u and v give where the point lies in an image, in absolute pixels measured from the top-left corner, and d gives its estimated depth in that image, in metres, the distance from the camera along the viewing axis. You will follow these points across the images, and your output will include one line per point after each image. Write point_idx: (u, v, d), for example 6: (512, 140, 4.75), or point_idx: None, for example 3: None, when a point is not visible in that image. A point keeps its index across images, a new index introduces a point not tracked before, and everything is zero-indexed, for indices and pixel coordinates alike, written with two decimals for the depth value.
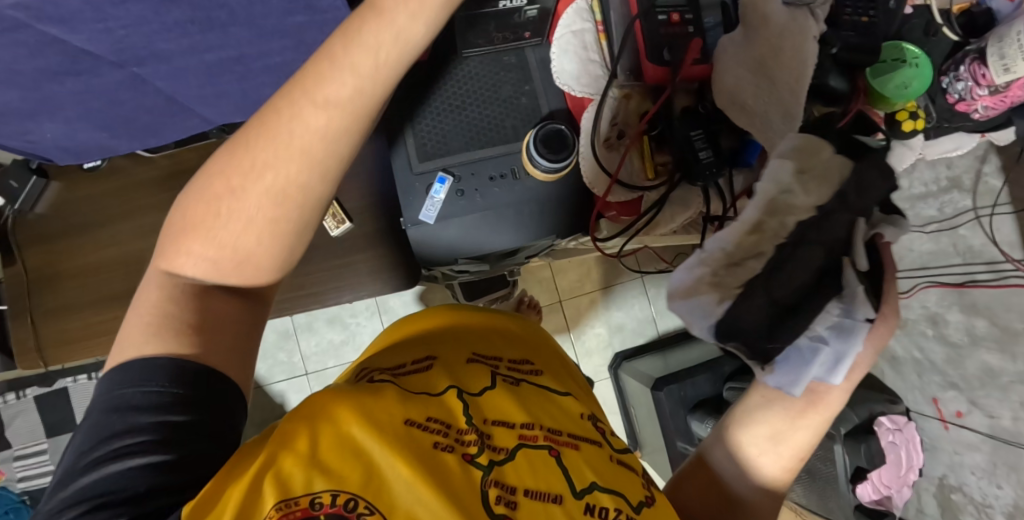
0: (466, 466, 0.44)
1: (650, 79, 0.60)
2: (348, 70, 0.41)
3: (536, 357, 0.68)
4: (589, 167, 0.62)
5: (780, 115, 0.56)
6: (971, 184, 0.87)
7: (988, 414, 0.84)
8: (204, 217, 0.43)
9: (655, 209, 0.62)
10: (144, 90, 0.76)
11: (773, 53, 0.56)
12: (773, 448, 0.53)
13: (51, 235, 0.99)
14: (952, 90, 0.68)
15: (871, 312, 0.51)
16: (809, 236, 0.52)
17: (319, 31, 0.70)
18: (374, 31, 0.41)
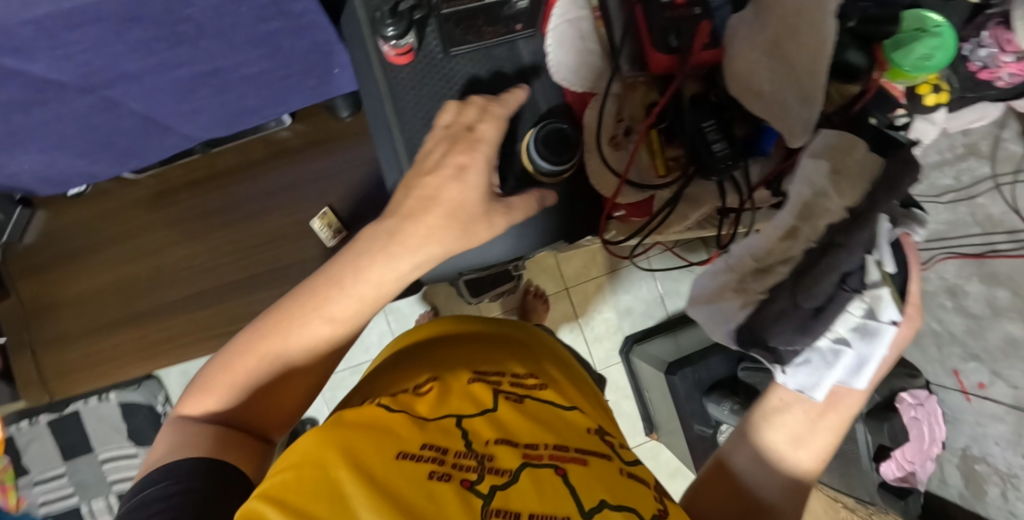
0: (465, 493, 0.41)
1: (657, 69, 0.55)
2: (352, 297, 0.49)
3: (541, 369, 0.65)
4: (595, 167, 0.57)
5: (800, 102, 0.50)
6: (989, 150, 0.81)
7: (1012, 385, 0.82)
8: (242, 375, 0.48)
9: (668, 208, 0.58)
10: (117, 112, 0.73)
11: (789, 33, 0.49)
12: (795, 448, 0.51)
13: (42, 265, 0.97)
14: (974, 58, 0.64)
15: (897, 314, 0.51)
16: (835, 242, 0.52)
17: (295, 37, 0.65)
18: (373, 265, 0.49)
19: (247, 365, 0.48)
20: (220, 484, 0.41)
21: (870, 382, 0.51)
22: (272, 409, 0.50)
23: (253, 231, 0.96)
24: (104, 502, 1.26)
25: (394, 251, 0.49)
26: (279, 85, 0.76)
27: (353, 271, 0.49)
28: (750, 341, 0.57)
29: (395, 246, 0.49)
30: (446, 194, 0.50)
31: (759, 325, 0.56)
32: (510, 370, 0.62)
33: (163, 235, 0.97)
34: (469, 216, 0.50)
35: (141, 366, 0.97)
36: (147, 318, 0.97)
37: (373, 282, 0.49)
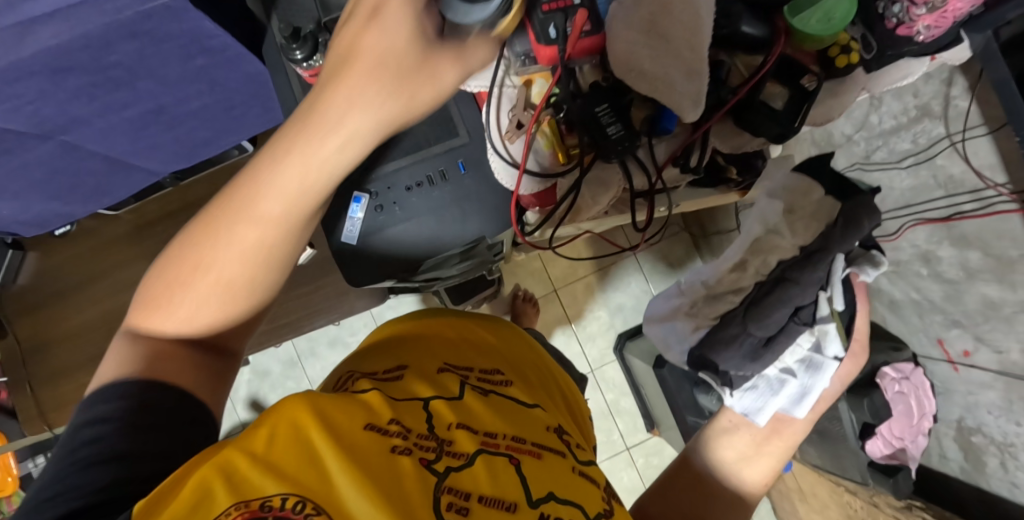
0: (421, 469, 0.41)
1: (545, 62, 0.50)
2: (291, 174, 0.38)
3: (508, 366, 0.64)
4: (494, 162, 0.55)
5: (689, 76, 0.48)
6: (942, 109, 0.76)
7: (996, 350, 0.78)
8: (189, 273, 0.42)
9: (572, 194, 0.55)
10: (79, 155, 0.76)
11: (663, 9, 0.47)
12: (744, 465, 0.55)
13: (36, 302, 1.02)
14: (888, 15, 0.60)
15: (840, 351, 0.58)
16: (786, 276, 0.58)
17: (227, 69, 0.68)
18: (314, 134, 0.37)
19: (198, 259, 0.42)
20: (151, 410, 0.39)
21: (808, 411, 0.60)
22: (223, 322, 0.45)
23: None
24: None
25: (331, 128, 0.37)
26: (228, 114, 0.79)
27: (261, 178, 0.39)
28: (699, 363, 0.64)
29: (318, 120, 0.37)
30: (364, 45, 0.37)
31: (709, 347, 0.63)
32: (477, 366, 0.61)
33: (143, 266, 1.01)
34: (406, 65, 0.37)
35: None
36: None
37: (298, 165, 0.38)
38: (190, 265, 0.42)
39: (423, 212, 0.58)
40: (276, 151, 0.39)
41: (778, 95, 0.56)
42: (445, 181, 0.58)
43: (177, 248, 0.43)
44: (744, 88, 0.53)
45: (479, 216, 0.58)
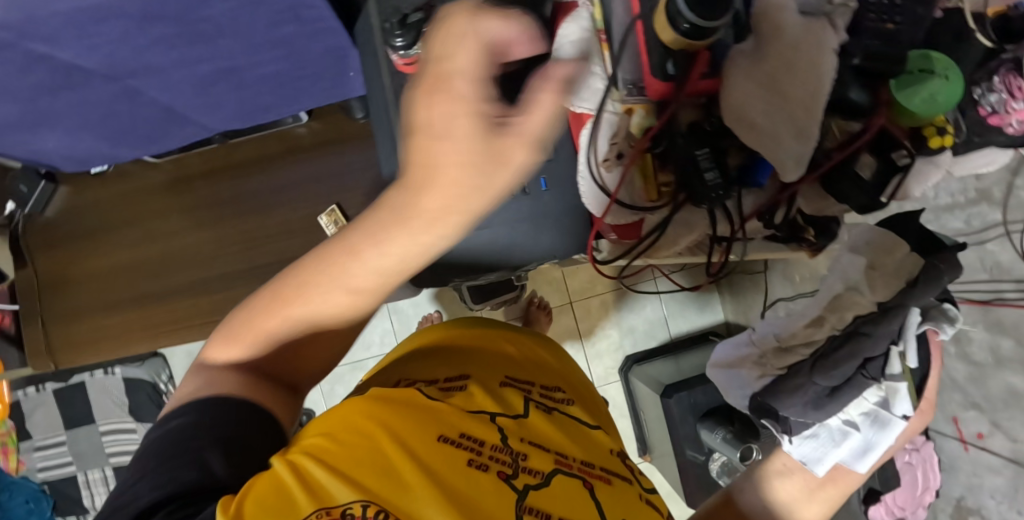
0: (500, 485, 0.41)
1: (653, 95, 0.52)
2: (373, 268, 0.33)
3: (566, 384, 0.65)
4: (585, 186, 0.56)
5: (792, 138, 0.50)
6: (1002, 197, 0.77)
7: (1011, 438, 0.80)
8: (264, 326, 0.42)
9: (657, 232, 0.57)
10: (140, 101, 0.74)
11: (786, 67, 0.48)
12: (799, 504, 0.50)
13: (61, 238, 1.01)
14: (983, 102, 0.62)
15: (908, 410, 0.57)
16: (860, 331, 0.59)
17: (310, 40, 0.66)
18: (379, 246, 0.31)
19: (283, 318, 0.41)
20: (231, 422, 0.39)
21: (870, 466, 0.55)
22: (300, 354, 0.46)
23: (262, 222, 0.98)
24: (100, 473, 1.40)
25: (422, 220, 0.28)
26: (295, 84, 0.77)
27: (361, 215, 0.34)
28: (761, 409, 0.66)
29: (408, 220, 0.28)
30: (431, 155, 0.25)
31: (773, 394, 0.65)
32: (538, 381, 0.62)
33: (176, 220, 0.99)
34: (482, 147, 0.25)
35: (145, 344, 0.99)
36: (154, 299, 0.99)
37: (393, 258, 0.31)
38: (278, 312, 0.41)
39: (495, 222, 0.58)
40: (363, 233, 0.32)
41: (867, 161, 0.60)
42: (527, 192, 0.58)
43: (256, 299, 0.42)
44: (836, 155, 0.57)
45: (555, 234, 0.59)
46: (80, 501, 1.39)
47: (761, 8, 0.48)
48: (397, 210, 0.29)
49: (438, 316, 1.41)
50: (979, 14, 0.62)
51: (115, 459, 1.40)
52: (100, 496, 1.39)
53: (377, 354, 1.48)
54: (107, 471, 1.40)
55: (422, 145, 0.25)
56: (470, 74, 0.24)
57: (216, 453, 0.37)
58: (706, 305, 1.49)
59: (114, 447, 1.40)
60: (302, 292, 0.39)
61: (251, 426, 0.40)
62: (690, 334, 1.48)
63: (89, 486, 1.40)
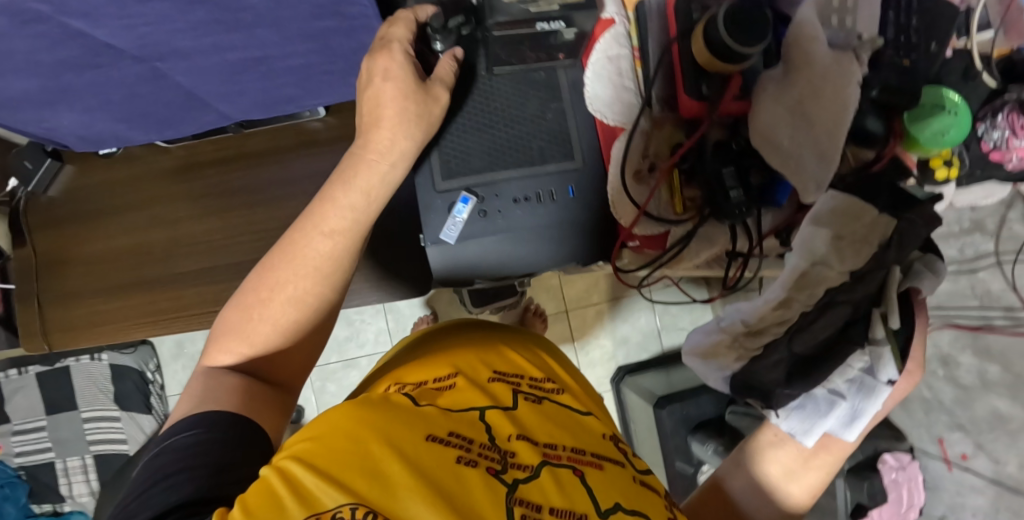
0: (490, 480, 0.43)
1: (687, 113, 0.57)
2: (347, 207, 0.53)
3: (558, 377, 0.64)
4: (615, 196, 0.58)
5: (816, 160, 0.54)
6: (994, 228, 0.83)
7: (994, 459, 0.83)
8: (253, 320, 0.52)
9: (682, 244, 0.60)
10: (164, 84, 0.73)
11: (814, 95, 0.53)
12: (786, 481, 0.51)
13: (63, 219, 1.00)
14: (986, 138, 0.65)
15: (894, 374, 0.52)
16: (837, 300, 0.54)
17: (345, 37, 0.67)
18: (358, 179, 0.54)
19: (269, 296, 0.52)
20: (221, 442, 0.45)
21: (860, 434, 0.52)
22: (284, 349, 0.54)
23: (271, 215, 0.97)
24: (80, 461, 1.37)
25: (381, 159, 0.54)
26: (320, 78, 0.78)
27: (344, 185, 0.53)
28: (744, 390, 0.58)
29: (371, 154, 0.54)
30: (386, 110, 0.54)
31: (755, 372, 0.58)
32: (527, 372, 0.62)
33: (184, 207, 0.98)
34: (417, 92, 0.55)
35: (143, 332, 0.97)
36: (156, 286, 0.98)
37: (362, 189, 0.54)
38: (265, 292, 0.52)
39: (517, 229, 0.59)
40: (343, 180, 0.54)
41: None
42: (553, 201, 0.59)
43: (241, 298, 0.53)
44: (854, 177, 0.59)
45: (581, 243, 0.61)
46: (56, 488, 1.36)
47: (796, 39, 0.53)
48: (366, 157, 0.54)
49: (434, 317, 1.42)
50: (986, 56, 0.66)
51: (97, 447, 1.37)
52: (79, 484, 1.36)
53: (370, 353, 1.47)
54: (88, 459, 1.37)
55: (379, 96, 0.54)
56: (393, 65, 0.54)
57: (202, 471, 0.42)
58: (699, 320, 1.52)
59: (96, 434, 1.37)
60: (288, 260, 0.52)
61: (229, 441, 0.45)
62: (681, 347, 1.51)
63: (68, 473, 1.37)
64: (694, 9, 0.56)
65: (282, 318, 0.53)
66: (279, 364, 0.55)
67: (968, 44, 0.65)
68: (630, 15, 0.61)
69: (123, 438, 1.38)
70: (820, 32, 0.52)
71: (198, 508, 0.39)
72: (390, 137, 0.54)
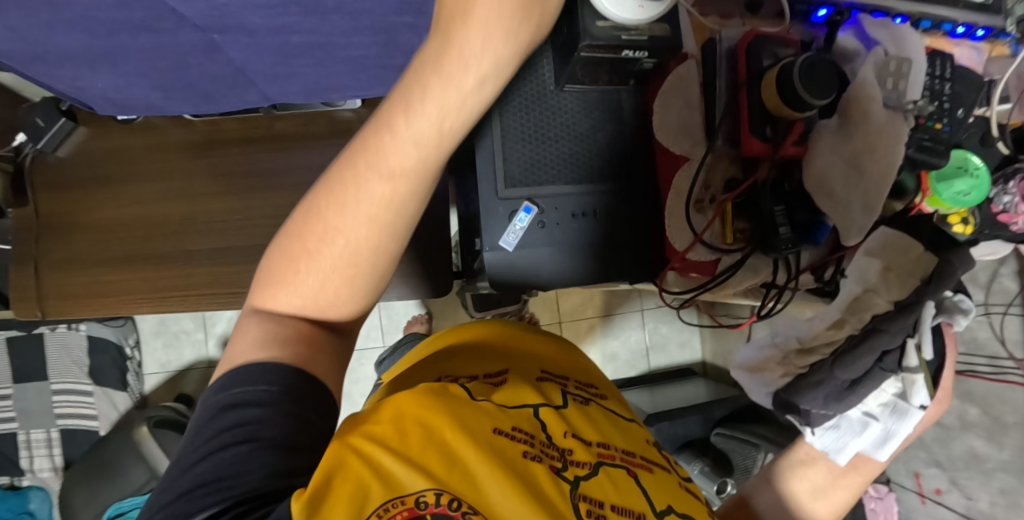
0: (555, 477, 0.45)
1: (750, 152, 0.65)
2: (411, 136, 0.41)
3: (596, 377, 0.66)
4: (676, 222, 0.68)
5: (862, 206, 0.65)
6: (986, 281, 0.88)
7: (966, 496, 0.90)
8: (300, 259, 0.45)
9: (730, 271, 0.69)
10: (215, 57, 0.73)
11: (868, 150, 0.64)
12: (814, 498, 0.61)
13: (71, 181, 0.96)
14: (997, 201, 0.73)
15: (924, 400, 0.61)
16: (877, 328, 0.63)
17: (412, 33, 0.70)
18: (424, 100, 0.40)
19: (318, 234, 0.44)
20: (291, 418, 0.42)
21: (891, 454, 0.62)
22: (340, 296, 0.47)
23: (295, 200, 0.96)
24: (45, 434, 1.30)
25: (455, 78, 0.40)
26: (373, 71, 0.79)
27: (406, 107, 0.41)
28: (784, 405, 0.69)
29: (441, 71, 0.40)
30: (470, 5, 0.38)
31: (795, 391, 0.68)
32: (572, 375, 0.63)
33: (203, 183, 0.96)
34: None
35: (147, 307, 0.94)
36: (165, 261, 0.95)
37: (432, 118, 0.41)
38: (315, 232, 0.45)
39: (575, 242, 0.68)
40: (411, 96, 0.41)
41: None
42: (605, 218, 0.68)
43: (293, 229, 0.46)
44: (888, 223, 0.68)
45: (632, 260, 0.70)
46: (16, 462, 1.29)
47: (853, 97, 0.63)
48: (436, 71, 0.40)
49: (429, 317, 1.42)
50: (1002, 125, 0.75)
51: (65, 421, 1.31)
52: (42, 458, 1.30)
53: (359, 347, 1.45)
54: (53, 432, 1.31)
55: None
56: None
57: (273, 451, 0.40)
58: (686, 342, 1.57)
59: (65, 408, 1.31)
60: (341, 194, 0.43)
61: (296, 419, 0.42)
62: (667, 367, 1.55)
63: (30, 446, 1.30)
64: (764, 58, 0.64)
65: (328, 260, 0.45)
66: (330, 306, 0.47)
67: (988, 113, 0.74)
68: (701, 58, 0.69)
69: (93, 414, 1.33)
70: (876, 94, 0.62)
71: (266, 500, 0.38)
72: (462, 47, 0.39)
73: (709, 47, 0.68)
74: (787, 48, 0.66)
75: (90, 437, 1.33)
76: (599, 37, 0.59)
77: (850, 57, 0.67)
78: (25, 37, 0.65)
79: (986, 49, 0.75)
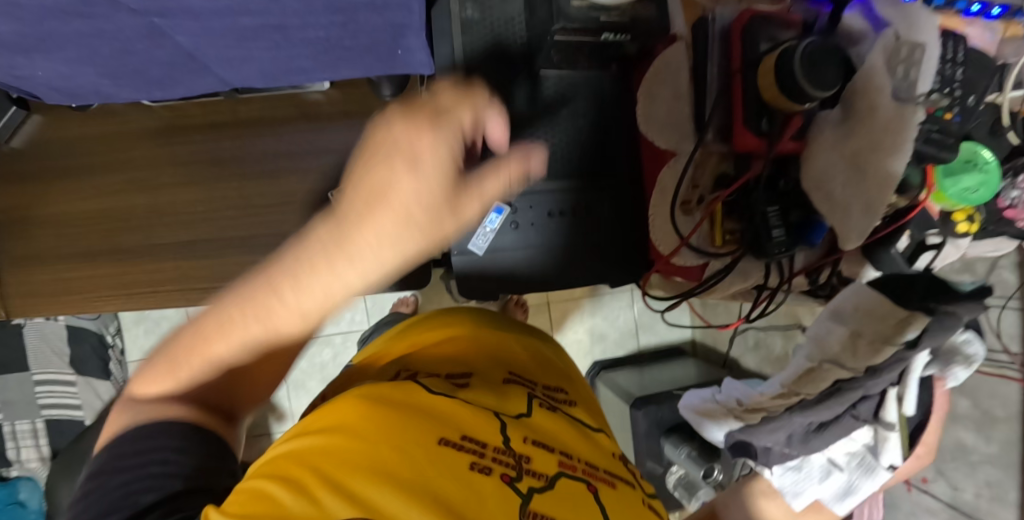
0: (505, 489, 0.41)
1: (744, 147, 0.61)
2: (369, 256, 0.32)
3: (562, 382, 0.63)
4: (660, 225, 0.65)
5: (862, 209, 0.60)
6: (984, 272, 0.84)
7: (952, 486, 0.89)
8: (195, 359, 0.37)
9: (719, 276, 0.67)
10: (160, 42, 0.65)
11: (872, 148, 0.58)
12: None
13: (28, 173, 0.91)
14: (1005, 196, 0.72)
15: (895, 461, 0.69)
16: (841, 390, 0.69)
17: (374, 12, 0.60)
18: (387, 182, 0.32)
19: (224, 343, 0.36)
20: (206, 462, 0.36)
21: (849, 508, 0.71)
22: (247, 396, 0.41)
23: (266, 190, 0.88)
24: (30, 425, 1.29)
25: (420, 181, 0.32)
26: (338, 53, 0.69)
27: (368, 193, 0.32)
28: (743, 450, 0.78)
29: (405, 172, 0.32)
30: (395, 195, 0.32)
31: (748, 433, 0.76)
32: (540, 379, 0.60)
33: (167, 173, 0.90)
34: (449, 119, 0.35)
35: (112, 306, 0.89)
36: (128, 257, 0.90)
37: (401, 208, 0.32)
38: (223, 332, 0.35)
39: (542, 246, 0.65)
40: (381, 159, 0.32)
41: (904, 239, 0.70)
42: (585, 216, 0.65)
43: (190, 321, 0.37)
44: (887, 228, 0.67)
45: (616, 260, 0.67)
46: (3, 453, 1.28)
47: (858, 88, 0.57)
48: (408, 163, 0.32)
49: (415, 300, 1.39)
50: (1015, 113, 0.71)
51: (48, 412, 1.30)
52: (28, 449, 1.29)
53: (344, 331, 1.43)
54: (38, 423, 1.30)
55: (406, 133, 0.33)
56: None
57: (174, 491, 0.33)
58: (677, 321, 1.55)
59: (48, 398, 1.30)
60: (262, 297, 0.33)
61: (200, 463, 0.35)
62: (657, 346, 1.53)
63: (16, 437, 1.29)
64: (762, 41, 0.59)
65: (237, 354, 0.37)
66: (232, 399, 0.41)
67: (1000, 100, 0.70)
68: (690, 37, 0.63)
69: (77, 404, 1.31)
70: (885, 85, 0.56)
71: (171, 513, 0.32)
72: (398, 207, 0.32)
73: (700, 26, 0.62)
74: (787, 29, 0.60)
75: (75, 427, 1.31)
76: (578, 19, 0.55)
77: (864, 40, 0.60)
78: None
79: (999, 29, 0.69)
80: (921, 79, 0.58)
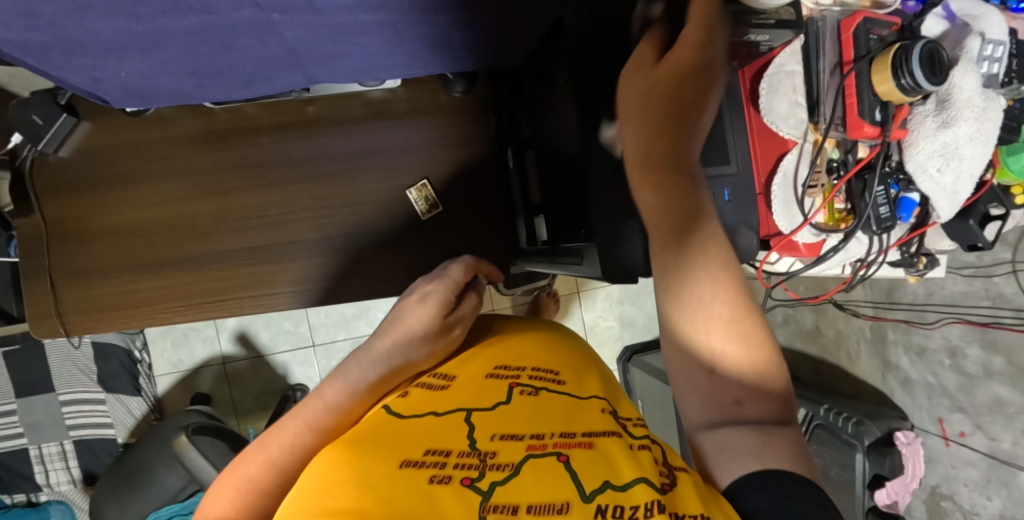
0: (464, 491, 0.39)
1: (865, 136, 0.77)
2: (379, 364, 0.53)
3: (558, 358, 0.55)
4: (785, 212, 0.80)
5: (937, 167, 0.80)
6: (1014, 240, 0.99)
7: (990, 437, 1.00)
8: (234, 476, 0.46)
9: (833, 252, 0.85)
10: (267, 39, 0.61)
11: (968, 138, 0.78)
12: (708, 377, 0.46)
13: (77, 183, 0.86)
14: None
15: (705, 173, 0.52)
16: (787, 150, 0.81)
17: (498, 9, 0.60)
18: (386, 337, 0.55)
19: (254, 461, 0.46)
20: None
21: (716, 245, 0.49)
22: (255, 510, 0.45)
23: (341, 190, 0.88)
24: (58, 447, 1.25)
25: (408, 321, 0.56)
26: (444, 46, 0.67)
27: (370, 347, 0.55)
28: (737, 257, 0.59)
29: (396, 329, 0.56)
30: (410, 315, 0.57)
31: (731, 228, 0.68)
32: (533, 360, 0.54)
33: (231, 176, 0.87)
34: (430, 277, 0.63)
35: (184, 315, 0.88)
36: (196, 264, 0.88)
37: (393, 355, 0.53)
38: (265, 439, 0.48)
39: None
40: (385, 328, 0.57)
41: (979, 211, 0.87)
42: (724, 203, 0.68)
43: (240, 459, 0.47)
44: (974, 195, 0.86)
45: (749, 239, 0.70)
46: (31, 477, 1.24)
47: (954, 86, 0.77)
48: (397, 321, 0.56)
49: None
50: None
51: (78, 433, 1.26)
52: (58, 472, 1.25)
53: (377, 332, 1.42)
54: (67, 444, 1.25)
55: (406, 299, 0.60)
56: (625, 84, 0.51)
57: None
58: None
59: (75, 418, 1.25)
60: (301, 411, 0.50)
61: None
62: None
63: (44, 461, 1.24)
64: (871, 39, 0.76)
65: (265, 466, 0.46)
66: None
67: None
68: (807, 41, 0.79)
69: (108, 422, 1.27)
70: (976, 84, 0.77)
71: None
72: (390, 336, 0.55)
73: (813, 28, 0.78)
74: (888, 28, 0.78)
75: (108, 447, 1.27)
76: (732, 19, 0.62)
77: (961, 35, 0.80)
78: (47, 23, 0.52)
79: None
80: (995, 73, 0.80)
